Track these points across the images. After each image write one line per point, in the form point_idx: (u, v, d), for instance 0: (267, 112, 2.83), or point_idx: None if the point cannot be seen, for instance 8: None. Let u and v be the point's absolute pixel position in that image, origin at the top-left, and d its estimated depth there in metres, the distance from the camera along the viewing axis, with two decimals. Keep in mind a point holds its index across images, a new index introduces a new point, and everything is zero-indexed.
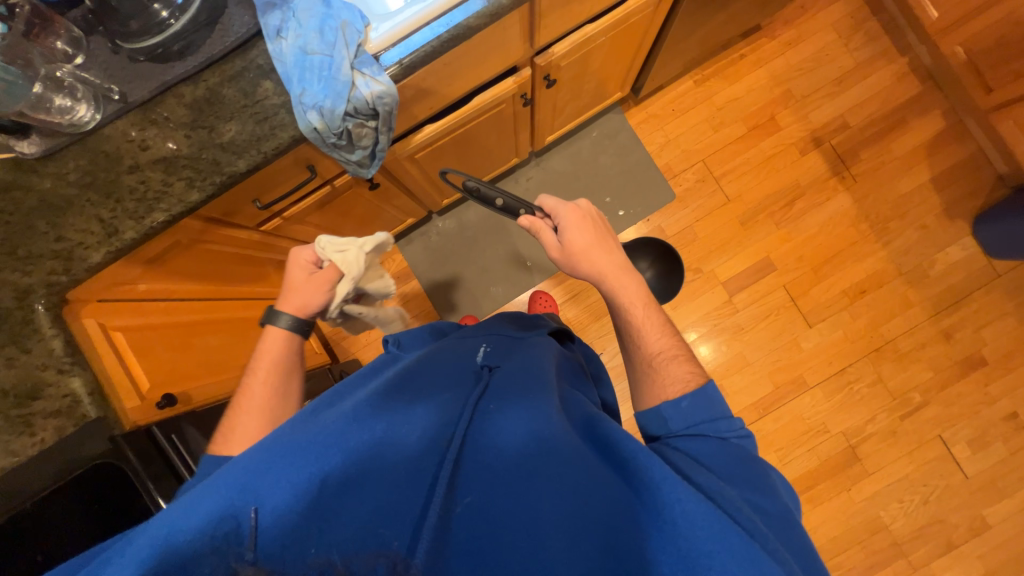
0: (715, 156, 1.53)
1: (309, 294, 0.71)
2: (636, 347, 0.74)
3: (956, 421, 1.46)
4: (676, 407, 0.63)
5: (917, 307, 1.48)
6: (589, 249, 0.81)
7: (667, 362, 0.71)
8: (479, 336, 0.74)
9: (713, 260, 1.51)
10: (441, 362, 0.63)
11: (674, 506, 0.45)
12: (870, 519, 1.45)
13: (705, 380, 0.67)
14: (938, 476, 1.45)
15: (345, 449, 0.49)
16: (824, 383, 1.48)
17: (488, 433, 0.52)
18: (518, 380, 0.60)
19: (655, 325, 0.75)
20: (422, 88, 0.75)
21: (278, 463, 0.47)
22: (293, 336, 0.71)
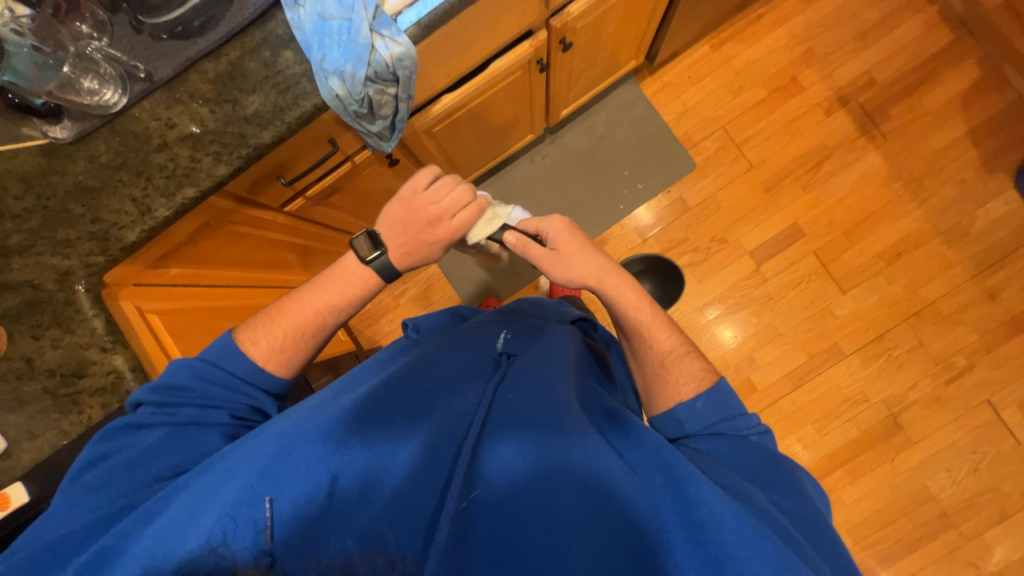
0: (735, 122, 1.48)
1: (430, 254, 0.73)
2: (645, 345, 0.70)
3: (1005, 385, 1.39)
4: (690, 409, 0.62)
5: (958, 267, 1.42)
6: (585, 252, 0.76)
7: (678, 361, 0.68)
8: (497, 322, 0.74)
9: (738, 229, 1.47)
10: (458, 351, 0.63)
11: (702, 507, 0.44)
12: (916, 489, 1.39)
13: (716, 378, 0.66)
14: (988, 443, 1.39)
15: (366, 441, 0.49)
16: (862, 351, 1.43)
17: (506, 422, 0.52)
18: (536, 369, 0.60)
19: (663, 325, 0.72)
20: (440, 52, 0.74)
21: (302, 445, 0.48)
22: (375, 279, 0.71)
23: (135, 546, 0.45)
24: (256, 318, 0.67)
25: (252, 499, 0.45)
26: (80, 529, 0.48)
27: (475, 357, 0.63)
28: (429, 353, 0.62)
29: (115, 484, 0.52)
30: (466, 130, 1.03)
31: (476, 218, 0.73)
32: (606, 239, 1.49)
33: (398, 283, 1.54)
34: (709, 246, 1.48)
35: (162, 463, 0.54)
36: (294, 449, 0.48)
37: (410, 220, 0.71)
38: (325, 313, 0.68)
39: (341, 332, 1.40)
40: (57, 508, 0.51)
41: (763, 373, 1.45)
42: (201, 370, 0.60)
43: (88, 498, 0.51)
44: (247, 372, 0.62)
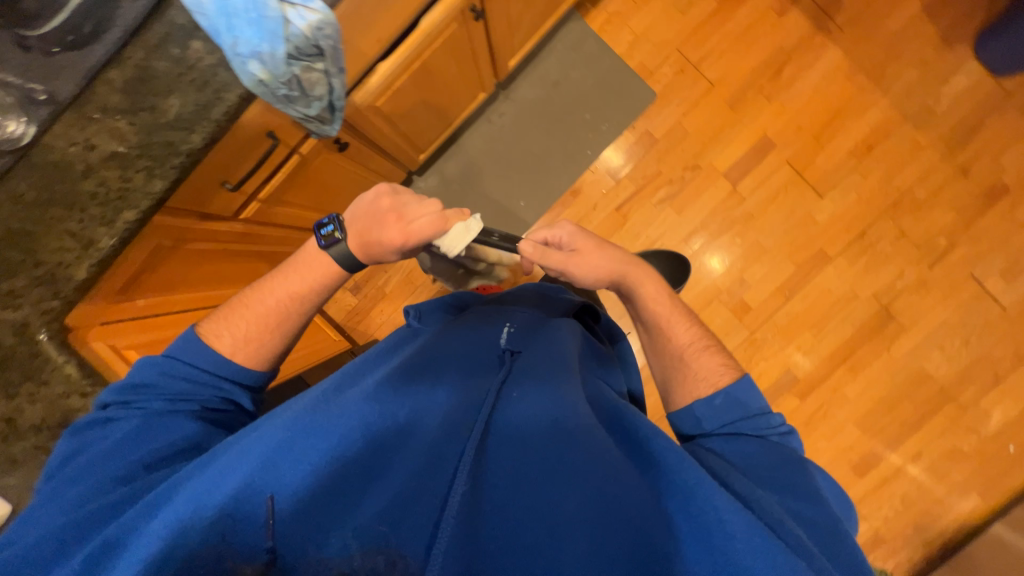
0: (689, 42, 1.43)
1: (382, 252, 0.66)
2: (667, 336, 0.75)
3: (987, 257, 1.43)
4: (709, 405, 0.64)
5: (929, 150, 1.42)
6: (602, 249, 0.81)
7: (694, 355, 0.72)
8: (496, 317, 0.76)
9: (709, 153, 1.45)
10: (463, 347, 0.66)
11: (715, 516, 0.45)
12: (914, 371, 1.45)
13: (738, 372, 0.70)
14: (976, 316, 1.43)
15: (369, 432, 0.50)
16: (847, 250, 1.45)
17: (515, 419, 0.53)
18: (541, 368, 0.62)
19: (680, 318, 0.78)
20: (362, 13, 0.68)
21: (307, 438, 0.49)
22: (338, 271, 0.68)
23: (140, 536, 0.45)
24: (219, 310, 0.66)
25: (255, 491, 0.45)
26: (59, 526, 0.47)
27: (480, 357, 0.65)
28: (432, 347, 0.64)
29: (92, 474, 0.51)
30: (412, 98, 0.97)
31: (437, 227, 0.65)
32: (579, 188, 1.46)
33: (380, 273, 1.51)
34: (683, 176, 1.45)
35: (144, 449, 0.54)
36: (299, 443, 0.49)
37: (371, 218, 0.66)
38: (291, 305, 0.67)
39: (333, 332, 1.38)
40: (39, 500, 0.51)
41: (755, 291, 1.47)
42: (167, 365, 0.60)
43: (66, 492, 0.50)
44: (215, 366, 0.61)
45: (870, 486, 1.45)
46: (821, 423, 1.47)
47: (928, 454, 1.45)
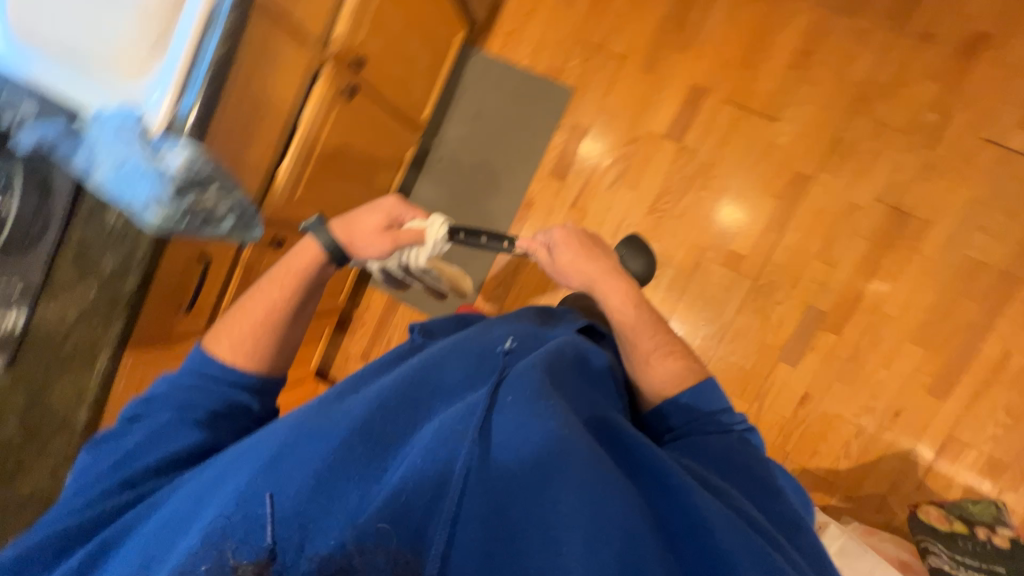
0: (585, 31, 1.45)
1: (368, 216, 0.81)
2: (630, 345, 0.80)
3: (993, 114, 1.25)
4: (675, 402, 0.73)
5: (876, 30, 1.29)
6: (576, 265, 0.88)
7: (656, 358, 0.77)
8: (496, 326, 0.77)
9: (643, 121, 1.43)
10: (459, 358, 0.69)
11: (694, 513, 0.54)
12: (956, 264, 1.28)
13: (703, 376, 0.76)
14: (1008, 181, 1.25)
15: (367, 456, 0.58)
16: (827, 164, 1.33)
17: (502, 432, 0.59)
18: (535, 374, 0.63)
19: (646, 326, 0.81)
20: (235, 136, 0.81)
21: (311, 439, 0.60)
22: (322, 258, 0.78)
23: (179, 507, 0.61)
24: (228, 314, 0.78)
25: (269, 484, 0.57)
26: (75, 526, 0.64)
27: (476, 367, 0.68)
28: (428, 360, 0.68)
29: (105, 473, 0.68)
30: (329, 180, 1.09)
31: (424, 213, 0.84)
32: (531, 199, 1.49)
33: (382, 335, 1.62)
34: (624, 152, 1.44)
35: (145, 459, 0.69)
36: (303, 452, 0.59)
37: (355, 215, 0.81)
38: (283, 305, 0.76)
39: None
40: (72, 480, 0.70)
41: (742, 238, 1.38)
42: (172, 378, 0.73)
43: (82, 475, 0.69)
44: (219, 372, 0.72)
45: (962, 404, 1.29)
46: (871, 350, 1.33)
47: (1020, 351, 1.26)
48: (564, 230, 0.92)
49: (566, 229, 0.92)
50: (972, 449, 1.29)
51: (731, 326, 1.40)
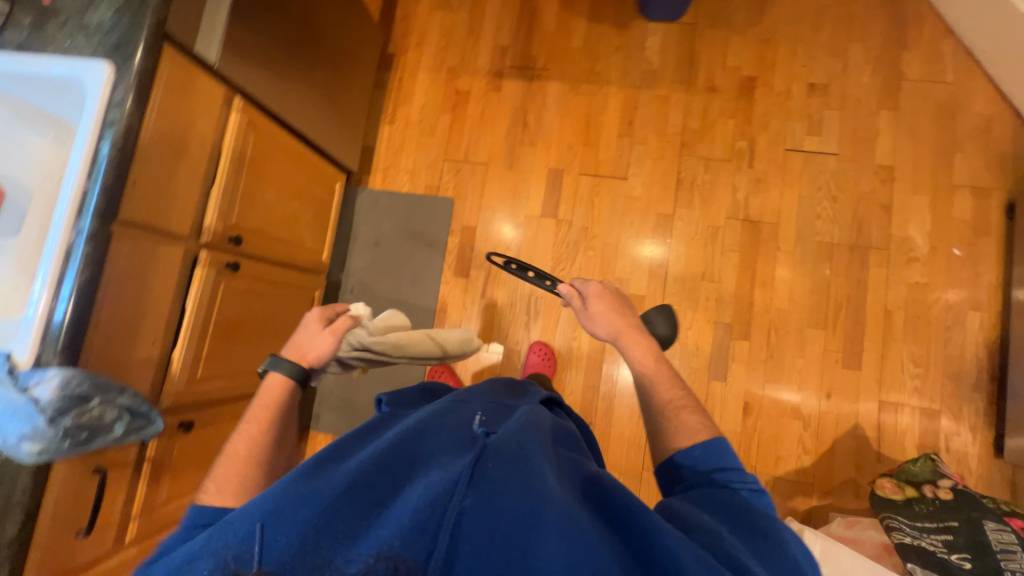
0: (449, 150, 1.67)
1: (307, 337, 0.78)
2: (649, 393, 0.75)
3: (786, 130, 1.52)
4: (688, 456, 0.67)
5: (674, 94, 1.59)
6: (609, 313, 0.86)
7: (678, 411, 0.72)
8: (472, 401, 0.75)
9: (521, 207, 1.61)
10: (441, 427, 0.66)
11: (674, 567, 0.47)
12: (814, 250, 1.46)
13: (716, 432, 0.69)
14: (820, 174, 1.49)
15: (335, 526, 0.51)
16: (680, 201, 1.53)
17: (486, 495, 0.54)
18: (519, 439, 0.62)
19: (665, 377, 0.77)
20: (115, 343, 0.84)
21: (292, 504, 0.52)
22: (290, 382, 0.73)
23: None
24: (210, 482, 0.62)
25: (238, 561, 0.48)
26: None
27: (457, 436, 0.65)
28: (410, 428, 0.64)
29: None
30: (232, 348, 1.12)
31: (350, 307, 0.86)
32: (444, 300, 1.59)
33: None
34: (514, 236, 1.60)
35: None
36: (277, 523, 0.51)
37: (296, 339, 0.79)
38: (266, 439, 0.67)
39: None
40: None
41: (636, 281, 1.52)
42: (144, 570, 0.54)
43: None
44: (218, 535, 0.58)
45: (876, 367, 1.40)
46: (782, 345, 1.43)
47: (897, 306, 1.41)
48: (597, 284, 0.90)
49: (598, 284, 0.90)
50: (904, 406, 1.37)
51: None
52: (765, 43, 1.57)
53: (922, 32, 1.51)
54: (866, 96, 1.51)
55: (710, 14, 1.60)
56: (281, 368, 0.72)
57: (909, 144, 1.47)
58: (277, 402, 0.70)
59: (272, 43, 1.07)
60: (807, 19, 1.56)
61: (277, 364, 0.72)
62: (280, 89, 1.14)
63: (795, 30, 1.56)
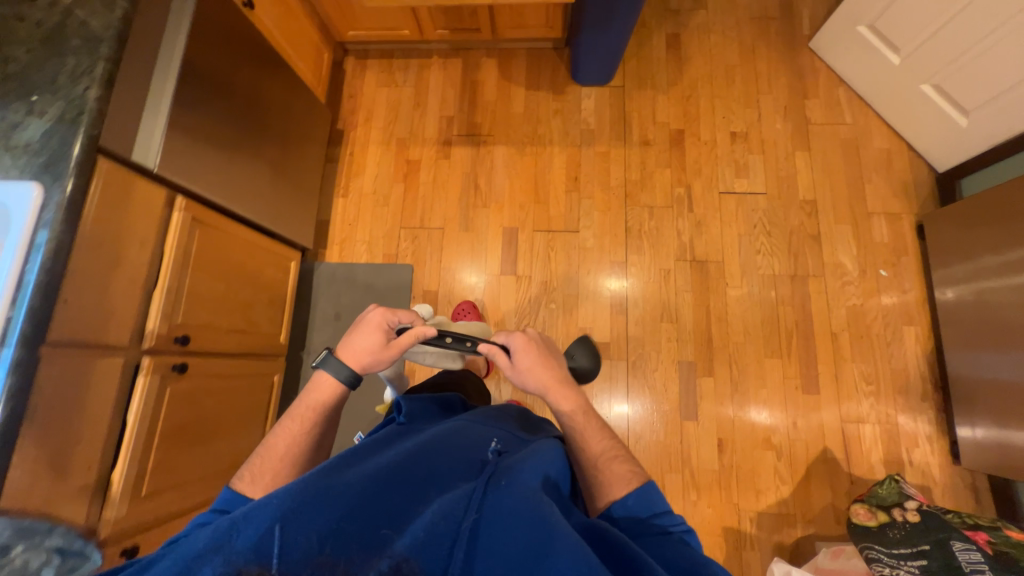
0: (405, 217, 1.70)
1: (365, 348, 0.82)
2: (581, 447, 0.77)
3: (717, 174, 1.65)
4: (623, 506, 0.67)
5: (612, 149, 1.70)
6: (544, 365, 0.85)
7: (609, 462, 0.74)
8: (485, 428, 0.78)
9: (480, 267, 1.64)
10: (457, 451, 0.69)
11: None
12: (760, 283, 1.55)
13: (647, 479, 0.72)
14: (753, 212, 1.61)
15: (353, 524, 0.54)
16: (630, 248, 1.61)
17: (498, 515, 0.57)
18: (531, 464, 0.65)
19: (594, 429, 0.79)
20: (44, 476, 0.77)
21: (317, 504, 0.55)
22: (338, 387, 0.80)
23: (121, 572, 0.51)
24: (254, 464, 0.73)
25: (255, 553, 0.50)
26: None
27: (470, 460, 0.68)
28: (428, 451, 0.67)
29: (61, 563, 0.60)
30: (182, 455, 1.04)
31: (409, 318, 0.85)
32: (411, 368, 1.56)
33: None
34: (476, 296, 1.61)
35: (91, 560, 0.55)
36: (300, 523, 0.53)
37: (358, 338, 0.82)
38: (307, 440, 0.75)
39: None
40: None
41: (599, 329, 1.55)
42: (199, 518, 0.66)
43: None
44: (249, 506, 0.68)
45: (833, 389, 1.46)
46: (743, 377, 1.48)
47: (841, 328, 1.50)
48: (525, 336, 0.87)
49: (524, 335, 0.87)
50: (864, 424, 1.43)
51: (630, 407, 1.48)
52: (688, 99, 1.72)
53: (820, 83, 1.70)
54: (781, 140, 1.67)
55: (636, 77, 1.75)
56: (331, 368, 0.79)
57: (825, 179, 1.62)
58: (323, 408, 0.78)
59: (215, 141, 1.08)
60: (720, 77, 1.73)
61: (330, 362, 0.79)
62: (227, 183, 1.14)
63: (711, 87, 1.73)
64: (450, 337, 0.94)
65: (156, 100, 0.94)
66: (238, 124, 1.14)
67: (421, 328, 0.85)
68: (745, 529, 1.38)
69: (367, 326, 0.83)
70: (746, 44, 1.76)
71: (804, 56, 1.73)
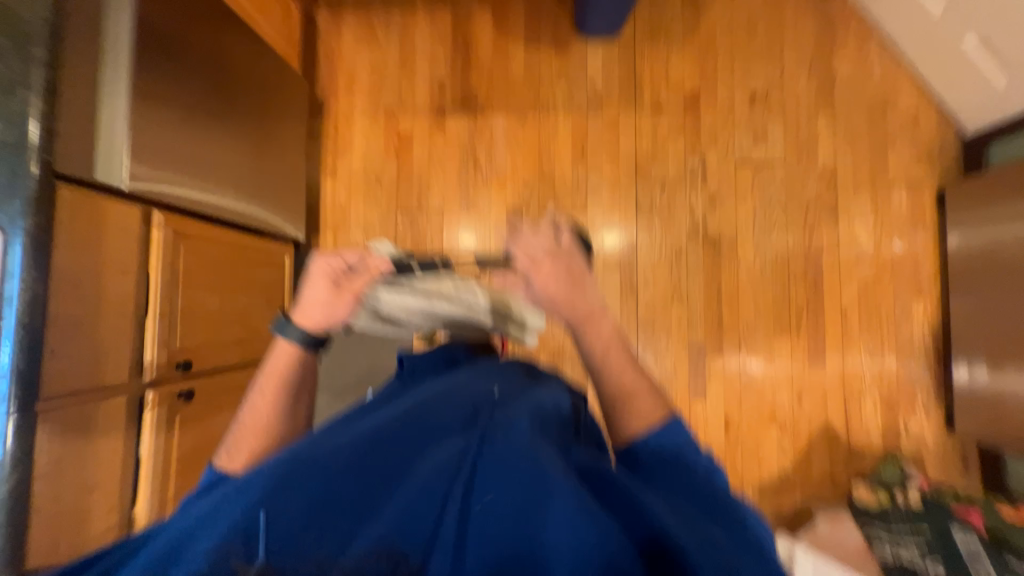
0: (400, 199, 1.58)
1: (322, 301, 0.60)
2: (600, 386, 0.52)
3: (734, 143, 1.54)
4: (653, 445, 0.47)
5: (622, 116, 1.56)
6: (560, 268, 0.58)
7: (632, 401, 0.50)
8: (496, 370, 0.67)
9: (484, 252, 1.57)
10: (461, 392, 0.57)
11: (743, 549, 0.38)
12: (772, 260, 1.51)
13: (675, 412, 0.51)
14: (770, 184, 1.52)
15: (363, 486, 0.43)
16: (640, 227, 1.54)
17: (524, 461, 0.45)
18: (558, 405, 0.54)
19: (623, 358, 0.53)
20: (67, 530, 0.76)
21: (284, 481, 0.41)
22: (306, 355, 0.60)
23: None
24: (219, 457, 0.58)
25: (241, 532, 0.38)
26: None
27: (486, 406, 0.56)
28: (430, 396, 0.55)
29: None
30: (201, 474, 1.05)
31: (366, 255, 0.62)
32: None
33: None
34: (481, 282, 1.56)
35: None
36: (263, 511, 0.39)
37: (307, 294, 0.59)
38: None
39: None
40: None
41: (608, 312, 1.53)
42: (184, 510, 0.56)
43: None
44: None
45: (838, 365, 1.48)
46: (752, 355, 1.50)
47: (851, 304, 1.49)
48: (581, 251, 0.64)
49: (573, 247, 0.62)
50: (866, 396, 1.47)
51: None
52: (705, 54, 1.56)
53: (851, 33, 1.54)
54: (804, 101, 1.54)
55: (648, 29, 1.57)
56: (291, 338, 0.58)
57: (847, 145, 1.53)
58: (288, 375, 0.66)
59: (179, 141, 0.96)
60: (741, 27, 1.56)
61: (287, 332, 0.58)
62: (202, 185, 1.03)
63: (731, 39, 1.56)
64: (415, 266, 0.71)
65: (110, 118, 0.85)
66: (199, 117, 1.01)
67: (378, 260, 0.62)
68: (747, 497, 1.46)
69: (310, 276, 0.60)
70: None
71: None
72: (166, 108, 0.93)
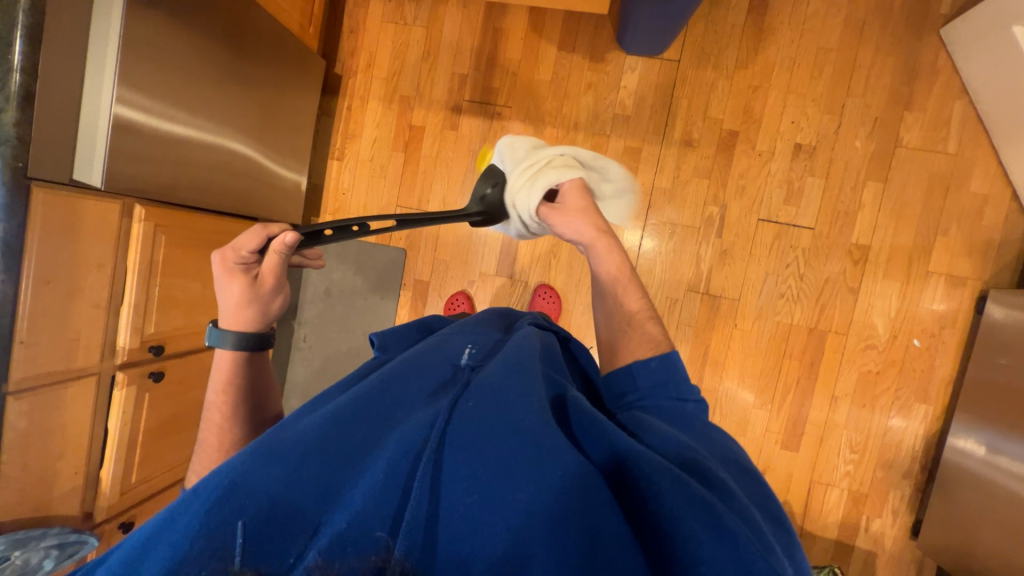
0: (402, 195, 1.55)
1: (254, 297, 0.68)
2: (618, 303, 0.78)
3: (762, 198, 1.40)
4: (645, 369, 0.67)
5: (645, 146, 1.44)
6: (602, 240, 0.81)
7: (643, 322, 0.76)
8: (464, 332, 0.71)
9: (475, 264, 1.53)
10: (422, 363, 0.61)
11: (652, 501, 0.45)
12: (773, 329, 1.42)
13: (669, 346, 0.72)
14: (790, 250, 1.40)
15: (319, 469, 0.49)
16: (640, 269, 1.46)
17: (468, 441, 0.51)
18: (502, 373, 0.58)
19: (632, 289, 0.79)
20: (28, 476, 0.92)
21: (259, 468, 0.49)
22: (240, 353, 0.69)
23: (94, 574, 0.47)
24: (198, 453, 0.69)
25: (223, 519, 0.46)
26: None
27: (441, 371, 0.61)
28: (393, 370, 0.59)
29: None
30: (165, 440, 1.18)
31: (256, 236, 0.68)
32: None
33: None
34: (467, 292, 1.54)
35: None
36: (250, 498, 0.47)
37: (231, 294, 0.68)
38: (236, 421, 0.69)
39: None
40: None
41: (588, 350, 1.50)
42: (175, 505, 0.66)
43: None
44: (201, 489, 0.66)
45: (813, 451, 1.42)
46: (725, 421, 1.45)
47: (844, 394, 1.40)
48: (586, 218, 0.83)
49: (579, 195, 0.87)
50: (833, 488, 1.41)
51: None
52: (754, 91, 1.39)
53: (932, 93, 1.33)
54: (854, 164, 1.36)
55: (698, 52, 1.40)
56: (229, 342, 0.68)
57: (890, 222, 1.36)
58: (235, 383, 0.69)
59: (155, 141, 0.98)
60: (805, 65, 1.36)
61: (224, 337, 0.67)
62: (180, 165, 1.04)
63: (789, 78, 1.37)
64: (329, 229, 0.71)
65: (94, 113, 0.90)
66: (187, 107, 1.01)
67: (280, 239, 0.66)
68: None
69: (233, 280, 0.68)
70: (854, 20, 1.34)
71: (927, 49, 1.32)
72: (144, 102, 0.93)
